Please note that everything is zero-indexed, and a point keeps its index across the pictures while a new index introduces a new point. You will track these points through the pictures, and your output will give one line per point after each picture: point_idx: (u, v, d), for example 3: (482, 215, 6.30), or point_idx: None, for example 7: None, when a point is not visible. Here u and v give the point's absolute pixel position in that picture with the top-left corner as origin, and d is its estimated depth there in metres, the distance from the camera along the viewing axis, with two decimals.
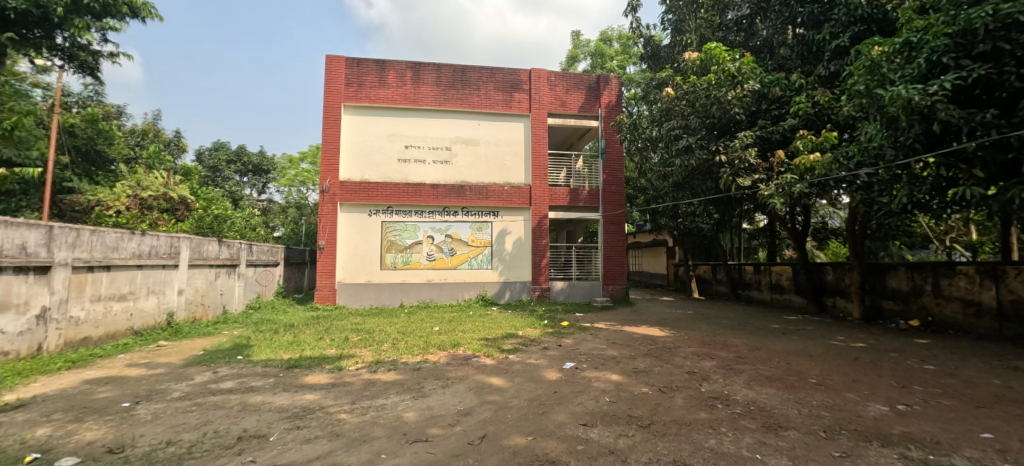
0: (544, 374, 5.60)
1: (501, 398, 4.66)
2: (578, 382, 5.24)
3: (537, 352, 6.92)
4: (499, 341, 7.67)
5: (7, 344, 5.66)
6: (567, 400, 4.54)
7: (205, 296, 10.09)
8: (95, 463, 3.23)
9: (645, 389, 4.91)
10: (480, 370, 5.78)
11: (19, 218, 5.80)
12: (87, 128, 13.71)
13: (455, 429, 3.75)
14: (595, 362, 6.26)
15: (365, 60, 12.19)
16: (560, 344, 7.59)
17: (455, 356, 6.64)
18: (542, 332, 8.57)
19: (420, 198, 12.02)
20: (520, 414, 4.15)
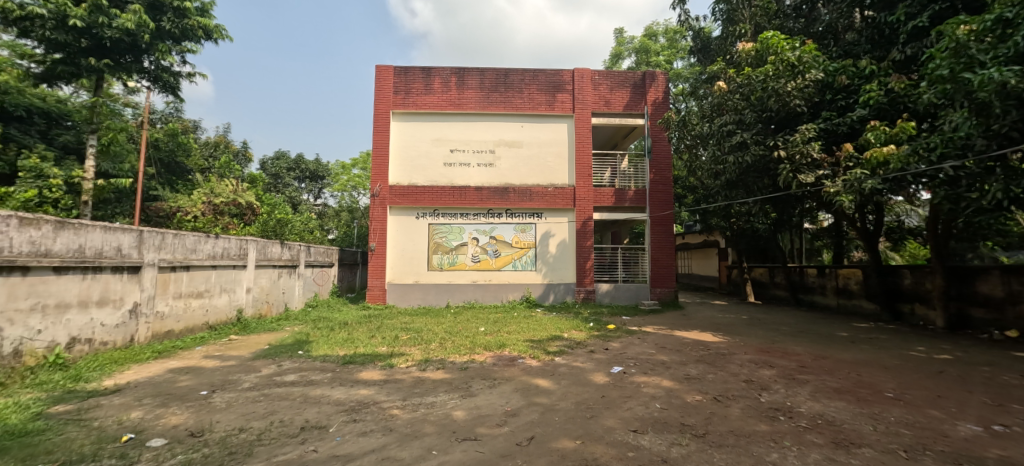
0: (591, 377, 5.52)
1: (548, 400, 4.63)
2: (627, 386, 5.11)
3: (583, 355, 6.83)
4: (544, 342, 7.64)
5: (107, 335, 6.34)
6: (616, 405, 4.44)
7: (269, 295, 10.80)
8: (179, 445, 3.54)
9: (698, 397, 4.71)
10: (526, 372, 5.79)
11: (114, 223, 6.46)
12: (169, 141, 15.03)
13: (503, 429, 3.78)
14: (644, 367, 6.09)
15: (412, 68, 12.58)
16: (607, 347, 7.45)
17: (501, 357, 6.68)
18: (589, 335, 8.45)
19: (465, 200, 12.23)
20: (568, 417, 4.11)
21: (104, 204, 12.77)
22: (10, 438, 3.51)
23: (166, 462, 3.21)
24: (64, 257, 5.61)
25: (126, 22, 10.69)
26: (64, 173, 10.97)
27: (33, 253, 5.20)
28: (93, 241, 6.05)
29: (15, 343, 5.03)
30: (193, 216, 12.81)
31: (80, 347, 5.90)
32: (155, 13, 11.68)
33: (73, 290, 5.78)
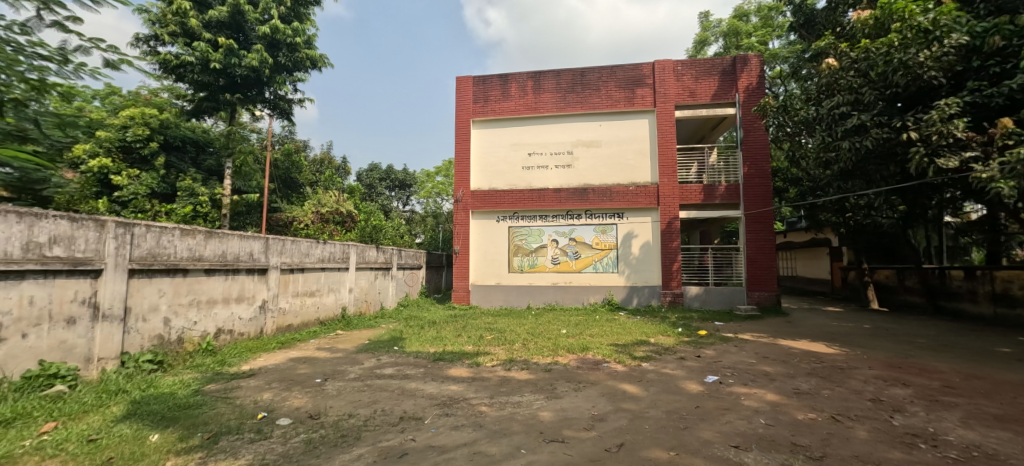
0: (684, 385, 5.23)
1: (637, 407, 4.48)
2: (725, 398, 4.76)
3: (673, 362, 6.49)
4: (630, 347, 7.40)
5: (243, 327, 7.38)
6: (714, 417, 4.15)
7: (368, 295, 11.77)
8: (301, 425, 4.01)
9: (812, 415, 4.23)
10: (612, 376, 5.65)
11: (245, 231, 7.45)
12: (285, 161, 17.12)
13: (592, 433, 3.73)
14: (744, 377, 5.62)
15: (490, 76, 12.97)
16: (700, 354, 6.99)
17: (585, 360, 6.60)
18: (678, 341, 8.02)
19: (544, 202, 12.25)
20: (660, 426, 3.93)
21: (239, 216, 14.87)
22: (177, 409, 4.25)
23: (291, 439, 3.66)
24: (211, 261, 6.66)
25: (252, 60, 12.40)
26: (208, 191, 13.01)
27: (189, 257, 6.25)
28: (232, 247, 7.08)
29: (177, 331, 6.09)
30: (304, 224, 14.42)
31: (223, 336, 6.95)
32: (274, 50, 13.36)
33: (218, 289, 6.83)
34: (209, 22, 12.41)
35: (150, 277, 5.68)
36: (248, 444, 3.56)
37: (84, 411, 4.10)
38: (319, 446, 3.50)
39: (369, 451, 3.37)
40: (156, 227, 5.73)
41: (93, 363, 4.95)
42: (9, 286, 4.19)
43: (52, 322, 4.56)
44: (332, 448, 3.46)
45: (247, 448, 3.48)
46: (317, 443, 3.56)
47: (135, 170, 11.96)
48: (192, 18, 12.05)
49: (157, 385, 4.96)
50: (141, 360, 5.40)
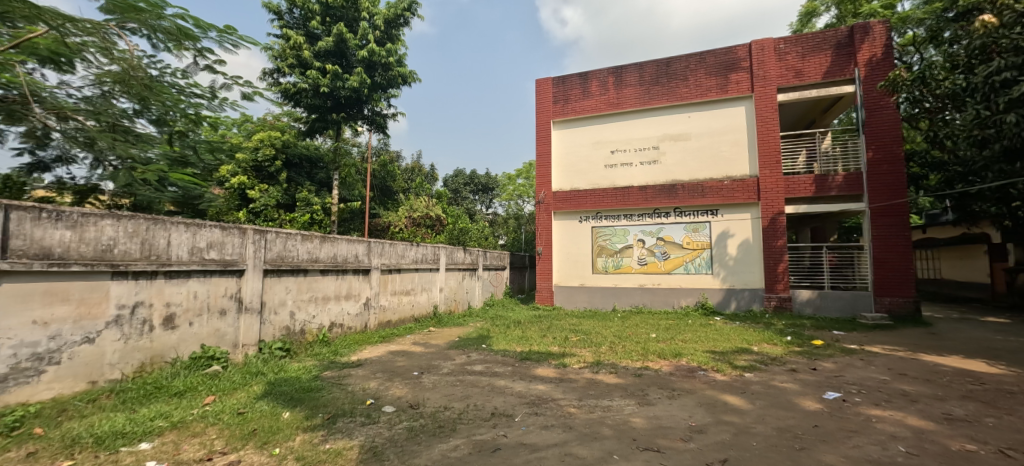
0: (797, 402, 4.75)
1: (741, 420, 4.18)
2: (850, 419, 4.24)
3: (782, 373, 5.93)
4: (729, 355, 6.90)
5: (351, 322, 8.20)
6: (835, 439, 3.73)
7: (456, 294, 12.37)
8: (404, 413, 4.36)
9: (969, 446, 3.60)
10: (710, 386, 5.33)
11: (351, 236, 8.25)
12: (381, 170, 18.65)
13: (690, 445, 3.57)
14: (874, 397, 4.95)
15: (569, 76, 12.93)
16: (815, 367, 6.29)
17: (679, 367, 6.30)
18: (787, 350, 7.29)
19: (629, 201, 11.90)
20: (769, 443, 3.63)
21: (344, 222, 16.45)
22: (303, 391, 4.88)
23: (397, 426, 4.01)
24: (325, 262, 7.50)
25: (353, 82, 13.71)
26: (320, 200, 14.61)
27: (308, 259, 7.12)
28: (341, 250, 7.90)
29: (299, 324, 6.97)
30: (399, 228, 15.55)
31: (336, 329, 7.79)
32: (371, 70, 14.62)
33: (330, 287, 7.67)
34: (318, 51, 13.91)
35: (278, 276, 6.57)
36: (360, 427, 3.97)
37: (233, 388, 4.88)
38: (420, 434, 3.80)
39: (465, 443, 3.58)
40: (283, 233, 6.62)
41: (238, 348, 5.87)
42: (180, 283, 5.17)
43: (209, 313, 5.51)
44: (432, 437, 3.73)
45: (360, 431, 3.89)
46: (418, 431, 3.86)
47: (264, 185, 13.80)
48: (304, 50, 13.65)
49: (286, 369, 5.73)
50: (273, 348, 6.27)
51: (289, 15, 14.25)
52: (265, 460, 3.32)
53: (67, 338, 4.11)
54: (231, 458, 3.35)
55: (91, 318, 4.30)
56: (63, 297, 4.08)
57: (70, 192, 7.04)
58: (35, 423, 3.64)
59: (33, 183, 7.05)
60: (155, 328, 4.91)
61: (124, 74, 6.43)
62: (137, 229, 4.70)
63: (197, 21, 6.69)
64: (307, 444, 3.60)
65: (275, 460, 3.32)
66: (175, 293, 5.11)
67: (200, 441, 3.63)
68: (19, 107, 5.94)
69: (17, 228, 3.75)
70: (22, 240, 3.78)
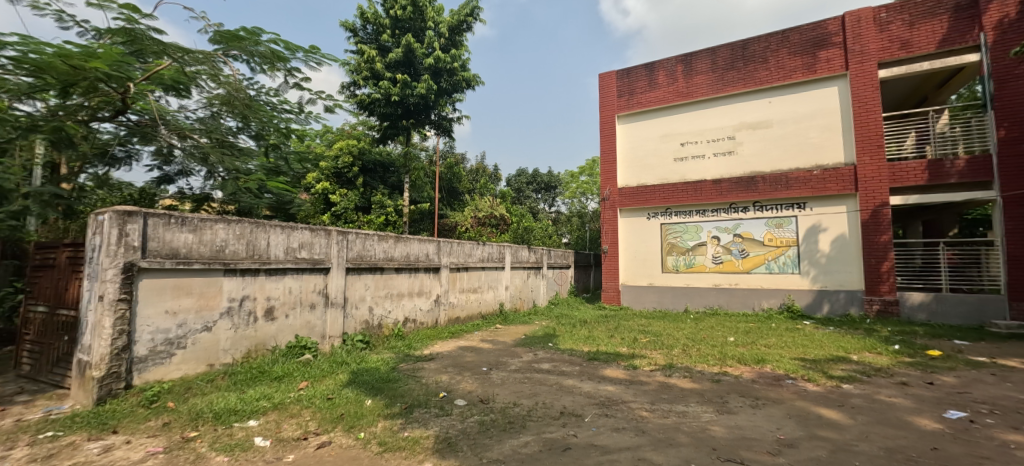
0: (910, 420, 4.22)
1: (838, 436, 3.82)
2: (977, 441, 3.71)
3: (888, 387, 5.32)
4: (823, 364, 6.32)
5: (423, 318, 8.63)
6: (957, 463, 3.28)
7: (521, 292, 12.53)
8: (475, 407, 4.54)
9: None
10: (800, 396, 4.93)
11: (422, 235, 8.66)
12: (447, 172, 19.35)
13: (778, 459, 3.33)
14: (1008, 419, 4.27)
15: (634, 68, 12.56)
16: (932, 382, 5.56)
17: (762, 374, 5.89)
18: (894, 361, 6.53)
19: (701, 196, 11.34)
20: (873, 462, 3.28)
21: (415, 223, 17.26)
22: (382, 381, 5.25)
23: (469, 419, 4.19)
24: (399, 261, 7.97)
25: (421, 89, 14.36)
26: (393, 203, 15.48)
27: (384, 258, 7.60)
28: (414, 249, 8.33)
29: (377, 318, 7.47)
30: (465, 228, 16.03)
31: (409, 324, 8.24)
32: (437, 77, 15.21)
33: (404, 284, 8.12)
34: (389, 63, 14.70)
35: (359, 274, 7.10)
36: (435, 418, 4.20)
37: (323, 375, 5.37)
38: (491, 428, 3.94)
39: (535, 440, 3.65)
40: (362, 234, 7.13)
41: (325, 339, 6.43)
42: (278, 279, 5.78)
43: (301, 306, 6.10)
44: (503, 432, 3.85)
45: (434, 422, 4.11)
46: (489, 426, 4.01)
47: (344, 190, 14.86)
48: (377, 62, 14.52)
49: (367, 360, 6.18)
50: (355, 340, 6.79)
51: (363, 31, 15.23)
52: (352, 443, 3.63)
53: (190, 327, 4.82)
54: (323, 439, 3.71)
55: (208, 309, 4.98)
56: (187, 291, 4.78)
57: (189, 201, 8.15)
58: (168, 397, 4.32)
59: (160, 194, 8.23)
60: (258, 319, 5.54)
61: (229, 96, 7.28)
62: (242, 232, 5.34)
63: (286, 44, 7.42)
64: (388, 430, 3.88)
65: (361, 443, 3.62)
66: (273, 288, 5.73)
67: (297, 422, 4.05)
68: (150, 130, 7.01)
69: (151, 232, 4.46)
70: (156, 243, 4.49)
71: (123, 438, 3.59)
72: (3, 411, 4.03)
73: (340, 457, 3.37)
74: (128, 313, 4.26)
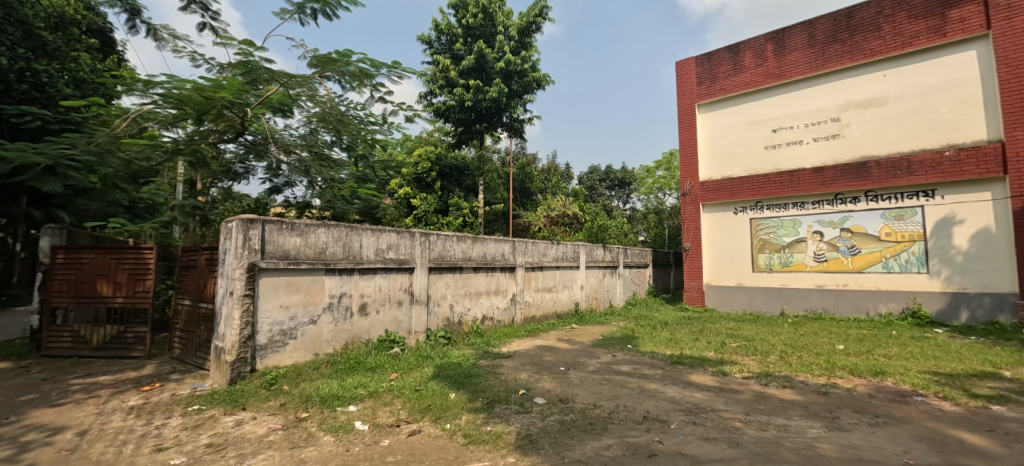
0: None
1: (985, 464, 3.25)
2: None
3: None
4: (961, 380, 5.44)
5: (500, 316, 8.88)
6: None
7: (597, 292, 12.35)
8: (554, 406, 4.60)
9: None
10: (927, 415, 4.32)
11: (498, 235, 8.88)
12: (520, 173, 19.64)
13: None
14: None
15: (716, 53, 11.83)
16: None
17: (879, 388, 5.26)
18: None
19: (797, 186, 10.36)
20: None
21: (489, 224, 17.69)
22: (464, 376, 5.51)
23: (548, 417, 4.26)
24: (477, 260, 8.28)
25: (493, 93, 14.72)
26: (468, 205, 16.03)
27: (463, 258, 7.95)
28: (490, 249, 8.61)
29: (457, 316, 7.83)
30: (538, 227, 16.16)
31: (487, 322, 8.53)
32: (508, 80, 15.48)
33: (482, 283, 8.41)
34: (462, 70, 15.23)
35: (440, 273, 7.49)
36: (515, 415, 4.32)
37: (411, 368, 5.77)
38: (572, 428, 3.97)
39: (617, 444, 3.61)
40: (442, 235, 7.52)
41: (411, 334, 6.88)
42: (370, 278, 6.31)
43: (390, 303, 6.59)
44: (583, 433, 3.87)
45: (515, 418, 4.24)
46: (569, 426, 4.05)
47: (424, 194, 15.64)
48: (451, 71, 15.14)
49: (450, 355, 6.51)
50: (437, 335, 7.18)
51: (438, 42, 15.97)
52: (439, 433, 3.87)
53: (299, 320, 5.46)
54: (413, 427, 3.99)
55: (313, 305, 5.60)
56: (297, 288, 5.42)
57: (294, 208, 9.15)
58: (283, 381, 4.94)
59: (270, 202, 9.32)
60: (354, 314, 6.09)
61: (324, 113, 8.05)
62: (339, 235, 5.91)
63: (372, 62, 8.05)
64: (472, 423, 4.08)
65: (447, 434, 3.84)
66: (367, 286, 6.27)
67: (390, 410, 4.40)
68: (262, 148, 8.00)
69: (268, 237, 5.14)
70: (271, 246, 5.17)
71: (250, 414, 4.18)
72: (162, 386, 4.88)
73: (430, 446, 3.61)
74: (251, 307, 4.95)
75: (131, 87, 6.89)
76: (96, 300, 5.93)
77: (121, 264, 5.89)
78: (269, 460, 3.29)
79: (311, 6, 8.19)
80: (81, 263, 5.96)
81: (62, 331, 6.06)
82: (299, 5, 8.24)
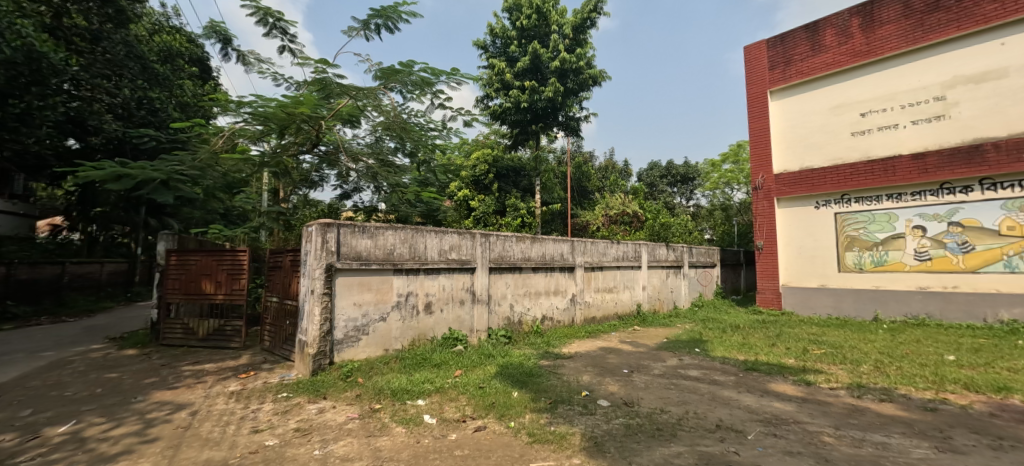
0: None
1: None
2: None
3: None
4: None
5: (560, 316, 8.83)
6: None
7: (660, 293, 11.92)
8: (619, 409, 4.51)
9: None
10: None
11: (555, 235, 8.81)
12: (577, 172, 19.42)
13: None
14: None
15: (791, 33, 10.99)
16: None
17: (1000, 406, 4.60)
18: None
19: (892, 176, 9.32)
20: None
21: (547, 224, 17.66)
22: (527, 375, 5.55)
23: (613, 420, 4.18)
24: (536, 260, 8.31)
25: (549, 92, 14.68)
26: (526, 206, 16.12)
27: (523, 258, 8.00)
28: (549, 249, 8.59)
29: (517, 315, 7.89)
30: (596, 227, 15.89)
31: (547, 322, 8.52)
32: (563, 78, 15.37)
33: (541, 283, 8.42)
34: (518, 71, 15.34)
35: (500, 273, 7.60)
36: (579, 416, 4.29)
37: (474, 365, 5.90)
38: (639, 433, 3.86)
39: (688, 452, 3.47)
40: (502, 236, 7.61)
41: (474, 332, 7.05)
42: (434, 277, 6.53)
43: (454, 301, 6.79)
44: (651, 438, 3.75)
45: (579, 419, 4.21)
46: (636, 430, 3.94)
47: (482, 196, 15.93)
48: (506, 73, 15.31)
49: (511, 354, 6.59)
50: (499, 335, 7.29)
51: (493, 46, 16.23)
52: (504, 430, 3.93)
53: (371, 317, 5.79)
54: (479, 423, 4.09)
55: (384, 303, 5.92)
56: (368, 287, 5.75)
57: (362, 212, 9.70)
58: (358, 374, 5.28)
59: (341, 207, 9.95)
60: (420, 312, 6.35)
61: (389, 121, 8.48)
62: (406, 237, 6.19)
63: (433, 70, 8.35)
64: (536, 422, 4.10)
65: (512, 431, 3.89)
66: (431, 285, 6.50)
67: (456, 405, 4.53)
68: (334, 157, 8.57)
69: (343, 239, 5.51)
70: (346, 248, 5.53)
71: (330, 403, 4.50)
72: (256, 375, 5.39)
73: (496, 442, 3.67)
74: (329, 304, 5.33)
75: (226, 107, 7.65)
76: (201, 296, 6.67)
77: (220, 264, 6.57)
78: (349, 446, 3.52)
79: (375, 21, 8.66)
80: (188, 264, 6.73)
81: (175, 323, 6.88)
82: (364, 21, 8.74)
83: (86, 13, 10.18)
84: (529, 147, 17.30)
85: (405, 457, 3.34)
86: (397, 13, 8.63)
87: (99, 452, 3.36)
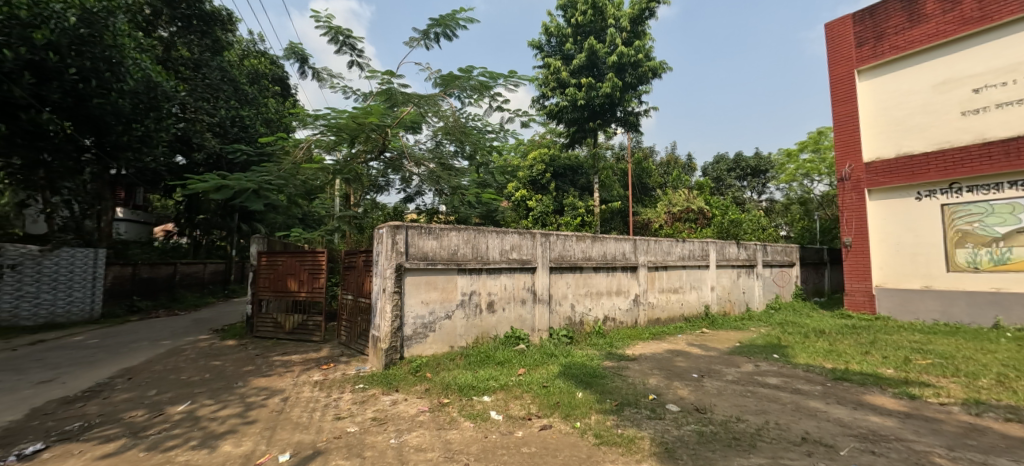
0: None
1: None
2: None
3: None
4: None
5: (623, 317, 8.60)
6: None
7: (732, 294, 11.23)
8: (690, 415, 4.31)
9: None
10: None
11: (616, 235, 8.59)
12: (637, 168, 18.82)
13: None
14: None
15: (883, 5, 9.89)
16: None
17: None
18: None
19: (1017, 160, 8.10)
20: None
21: (606, 222, 17.27)
22: (591, 376, 5.47)
23: (684, 426, 4.01)
24: (597, 260, 8.16)
25: (606, 88, 14.35)
26: (584, 204, 15.90)
27: (583, 258, 7.90)
28: (610, 248, 8.40)
29: (579, 315, 7.81)
30: (659, 224, 15.27)
31: (609, 323, 8.34)
32: (621, 73, 14.97)
33: (603, 283, 8.26)
34: (574, 69, 15.16)
35: (560, 273, 7.55)
36: (648, 420, 4.15)
37: (537, 365, 5.92)
38: (713, 442, 3.66)
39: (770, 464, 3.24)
40: (561, 236, 7.56)
41: (535, 332, 7.06)
42: (496, 277, 6.63)
43: (515, 301, 6.85)
44: (728, 448, 3.54)
45: (647, 423, 4.08)
46: (710, 438, 3.74)
47: (539, 196, 15.91)
48: (562, 71, 15.19)
49: (573, 354, 6.53)
50: (560, 334, 7.26)
51: (548, 45, 16.18)
52: (570, 430, 3.90)
53: (437, 314, 6.00)
54: (545, 422, 4.09)
55: (449, 301, 6.11)
56: (435, 286, 5.98)
57: (424, 214, 10.05)
58: (426, 369, 5.49)
59: (405, 210, 10.38)
60: (483, 310, 6.47)
61: (449, 127, 8.78)
62: (468, 237, 6.34)
63: (490, 73, 8.47)
64: (602, 424, 4.04)
65: (578, 432, 3.85)
66: (493, 284, 6.60)
67: (520, 403, 4.57)
68: (399, 163, 8.98)
69: (411, 241, 5.77)
70: (414, 249, 5.79)
71: (402, 396, 4.73)
72: (335, 366, 5.79)
73: (562, 442, 3.66)
74: (399, 302, 5.61)
75: (303, 120, 8.27)
76: (287, 293, 7.28)
77: (303, 265, 7.12)
78: (421, 437, 3.67)
79: (434, 30, 8.94)
80: (276, 264, 7.38)
81: (265, 317, 7.59)
82: (424, 31, 9.06)
83: (189, 45, 12.34)
84: (587, 145, 17.04)
85: (474, 451, 3.43)
86: (454, 20, 8.86)
87: (209, 430, 3.78)
